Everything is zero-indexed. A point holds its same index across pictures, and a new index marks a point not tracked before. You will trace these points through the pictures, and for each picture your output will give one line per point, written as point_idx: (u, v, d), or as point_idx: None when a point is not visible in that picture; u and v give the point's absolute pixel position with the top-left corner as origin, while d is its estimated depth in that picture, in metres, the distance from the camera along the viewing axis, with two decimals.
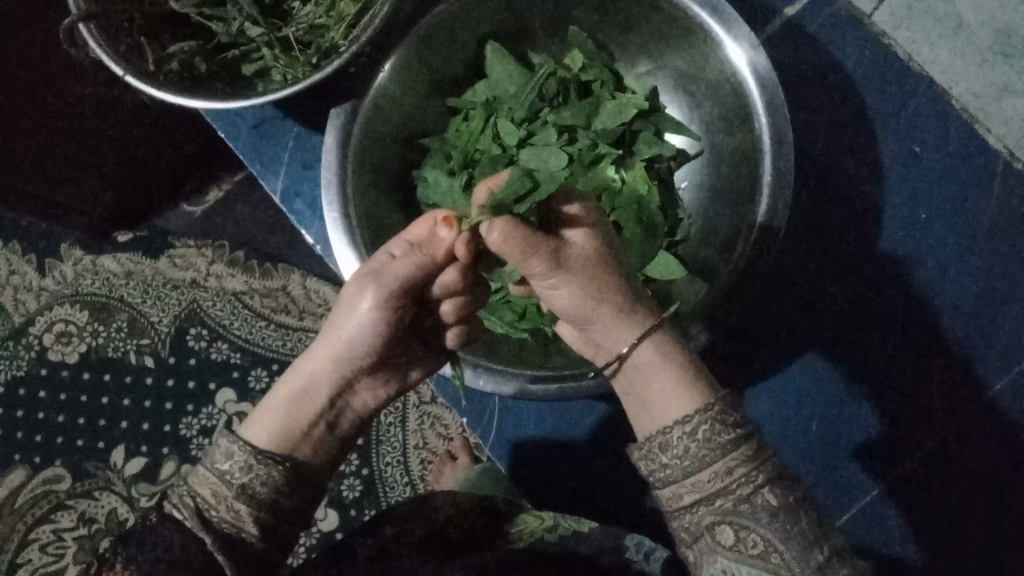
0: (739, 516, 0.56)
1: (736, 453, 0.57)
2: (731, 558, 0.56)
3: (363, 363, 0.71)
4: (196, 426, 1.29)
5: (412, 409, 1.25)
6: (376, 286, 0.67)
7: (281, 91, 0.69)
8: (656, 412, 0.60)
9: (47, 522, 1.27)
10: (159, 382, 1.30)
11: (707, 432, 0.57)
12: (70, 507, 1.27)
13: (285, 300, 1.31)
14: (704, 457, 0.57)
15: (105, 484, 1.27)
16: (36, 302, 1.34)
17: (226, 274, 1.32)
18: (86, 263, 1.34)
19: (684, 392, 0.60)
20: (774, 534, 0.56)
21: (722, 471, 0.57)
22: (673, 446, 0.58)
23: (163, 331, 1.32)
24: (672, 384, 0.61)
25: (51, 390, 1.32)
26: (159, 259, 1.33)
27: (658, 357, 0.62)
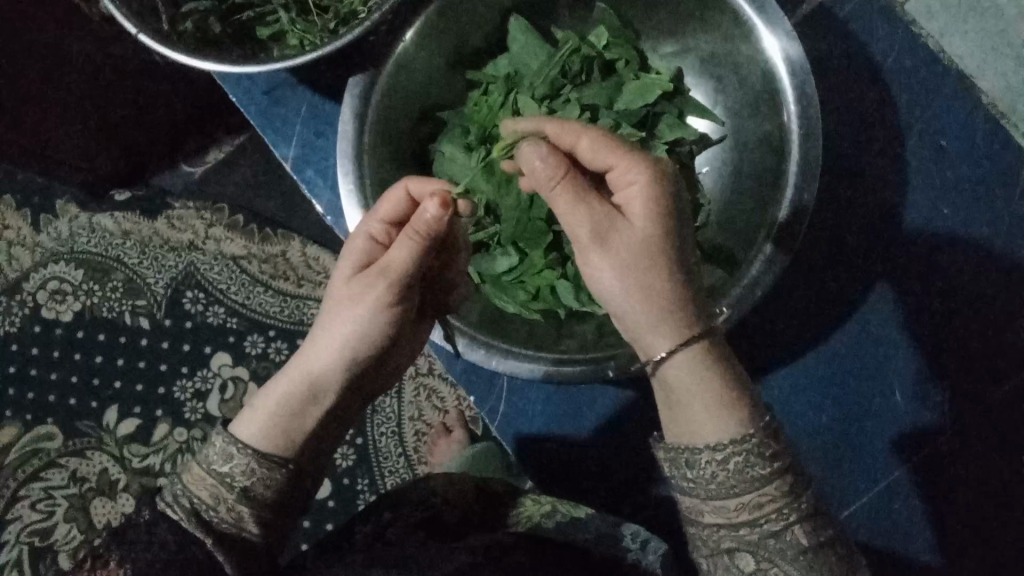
0: (762, 548, 0.57)
1: (771, 488, 0.57)
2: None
3: (363, 355, 0.71)
4: (190, 389, 1.28)
5: (408, 380, 1.24)
6: (381, 279, 0.67)
7: (298, 59, 0.67)
8: (690, 425, 0.59)
9: (37, 479, 1.26)
10: (153, 343, 1.29)
11: (741, 464, 0.57)
12: (61, 464, 1.26)
13: (284, 266, 1.29)
14: (734, 484, 0.57)
15: (97, 444, 1.27)
16: (31, 258, 1.32)
17: (224, 238, 1.30)
18: (82, 220, 1.32)
19: (723, 412, 0.58)
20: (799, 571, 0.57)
21: (750, 503, 0.57)
22: (699, 467, 0.58)
23: (160, 292, 1.31)
24: (709, 401, 0.58)
25: (45, 347, 1.30)
26: (156, 219, 1.31)
27: (698, 366, 0.59)
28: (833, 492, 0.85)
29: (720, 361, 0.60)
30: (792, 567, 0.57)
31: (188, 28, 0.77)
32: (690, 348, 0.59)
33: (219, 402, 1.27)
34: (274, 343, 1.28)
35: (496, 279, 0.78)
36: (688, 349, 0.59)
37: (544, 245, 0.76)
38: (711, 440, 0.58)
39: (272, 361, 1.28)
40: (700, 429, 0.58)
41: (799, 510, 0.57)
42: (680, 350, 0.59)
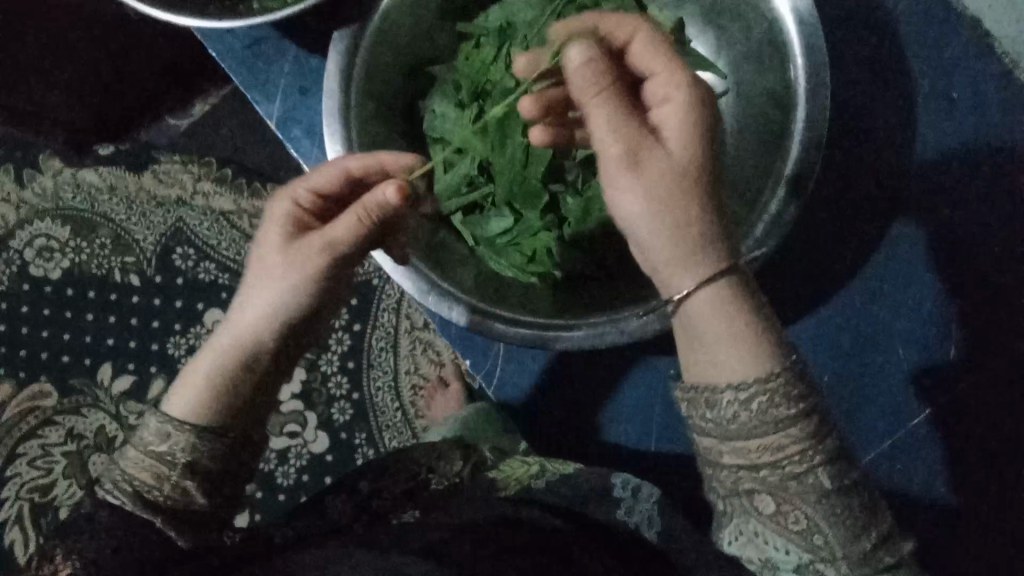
0: (780, 493, 0.56)
1: (794, 432, 0.55)
2: (775, 530, 0.57)
3: (302, 327, 0.66)
4: (184, 345, 1.27)
5: (404, 334, 1.23)
6: (323, 249, 0.64)
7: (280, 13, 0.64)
8: (712, 363, 0.55)
9: (34, 437, 1.26)
10: (145, 300, 1.28)
11: (765, 404, 0.54)
12: (58, 422, 1.26)
13: None
14: (757, 429, 0.54)
15: (93, 401, 1.26)
16: (15, 215, 1.29)
17: (213, 193, 1.28)
18: (67, 176, 1.29)
19: (748, 354, 0.55)
20: (818, 513, 0.56)
21: (772, 447, 0.55)
22: (718, 406, 0.55)
23: (149, 248, 1.28)
24: (734, 343, 0.55)
25: (34, 304, 1.28)
26: (143, 174, 1.29)
27: (724, 303, 0.55)
28: (853, 437, 0.84)
29: (749, 300, 0.55)
30: (813, 511, 0.56)
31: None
32: (716, 283, 0.55)
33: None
34: None
35: (493, 240, 0.77)
36: (712, 287, 0.54)
37: (541, 208, 0.76)
38: (735, 381, 0.55)
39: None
40: (724, 369, 0.55)
41: (822, 454, 0.55)
42: (710, 286, 0.54)
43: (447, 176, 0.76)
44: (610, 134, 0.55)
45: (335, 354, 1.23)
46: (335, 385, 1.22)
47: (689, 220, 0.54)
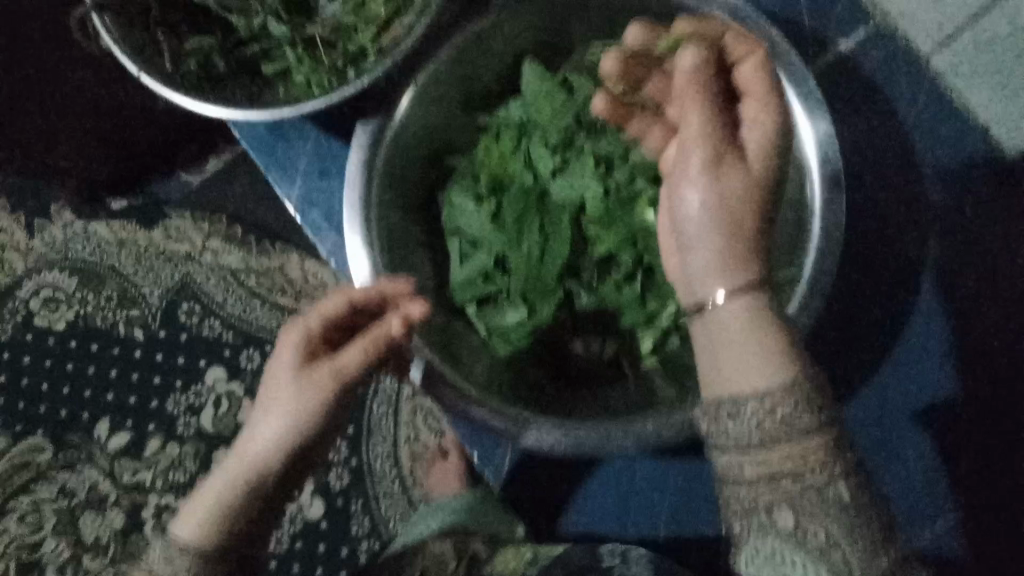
0: (799, 510, 0.48)
1: (816, 445, 0.48)
2: (796, 551, 0.49)
3: (306, 456, 0.63)
4: (184, 403, 1.24)
5: (405, 400, 1.20)
6: (327, 380, 0.60)
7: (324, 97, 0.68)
8: (732, 379, 0.49)
9: (26, 492, 1.23)
10: (148, 355, 1.26)
11: (792, 413, 0.47)
12: (51, 477, 1.23)
13: (280, 280, 1.25)
14: (781, 429, 0.48)
15: (89, 458, 1.23)
16: (26, 262, 1.31)
17: (222, 250, 1.27)
18: (78, 228, 1.30)
19: (773, 372, 0.48)
20: (835, 523, 0.48)
21: (794, 453, 0.48)
22: (730, 419, 0.49)
23: (155, 302, 1.27)
24: (764, 359, 0.49)
25: (37, 355, 1.27)
26: (153, 229, 1.29)
27: (758, 319, 0.49)
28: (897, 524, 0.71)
29: (778, 321, 0.50)
30: (837, 525, 0.48)
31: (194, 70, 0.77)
32: (754, 289, 0.50)
33: (212, 417, 1.23)
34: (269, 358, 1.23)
35: (508, 336, 0.75)
36: (753, 298, 0.50)
37: (557, 305, 0.75)
38: (755, 390, 0.48)
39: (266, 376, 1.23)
40: (742, 381, 0.49)
41: (841, 462, 0.48)
42: (744, 289, 0.50)
43: (461, 271, 0.77)
44: (694, 130, 0.51)
45: None
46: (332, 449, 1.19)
47: (744, 225, 0.50)
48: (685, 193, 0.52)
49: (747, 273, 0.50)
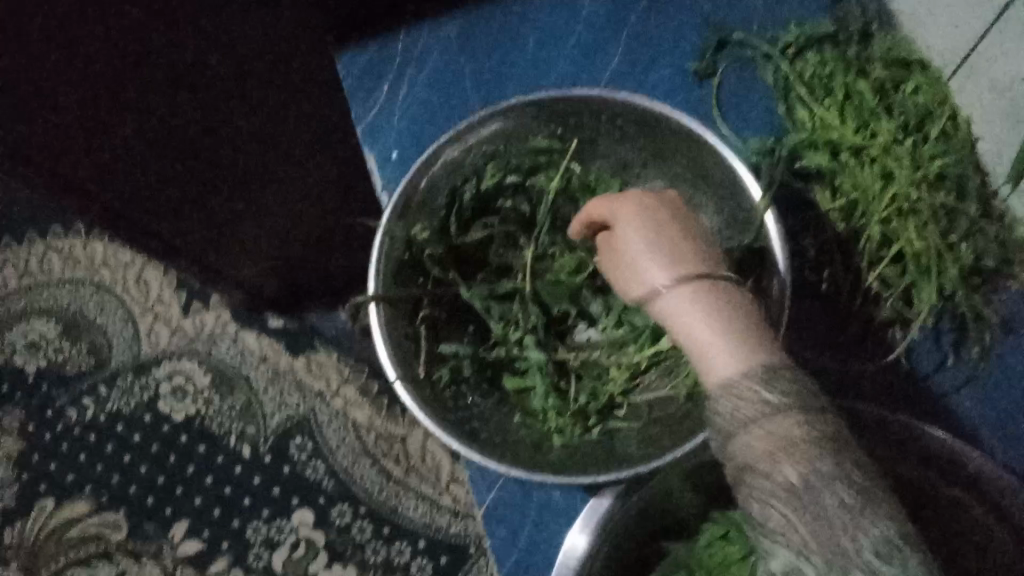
0: (769, 497, 0.40)
1: (811, 420, 0.42)
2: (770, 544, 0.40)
3: None
4: (263, 535, 1.12)
5: None
6: None
7: (569, 478, 0.50)
8: (716, 361, 0.44)
9: (85, 566, 1.13)
10: (246, 476, 1.13)
11: (752, 407, 0.42)
12: (114, 560, 1.13)
13: (399, 449, 1.13)
14: (759, 411, 0.42)
15: (156, 555, 1.12)
16: (169, 340, 1.19)
17: (354, 401, 1.15)
18: (230, 330, 1.19)
19: (754, 342, 0.44)
20: (793, 517, 0.40)
21: (784, 440, 0.40)
22: (721, 415, 0.43)
23: (272, 426, 1.15)
24: (708, 339, 0.44)
25: (145, 436, 1.16)
26: (297, 357, 1.17)
27: (718, 298, 0.45)
28: None
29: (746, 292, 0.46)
30: (783, 512, 0.40)
31: (423, 322, 0.57)
32: (705, 276, 0.46)
33: (286, 559, 1.11)
34: (361, 522, 1.11)
35: None
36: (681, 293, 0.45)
37: None
38: (736, 374, 0.43)
39: (351, 539, 1.11)
40: (719, 368, 0.44)
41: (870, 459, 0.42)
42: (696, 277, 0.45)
43: None
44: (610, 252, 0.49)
45: None
46: None
47: (693, 253, 0.47)
48: (644, 268, 0.47)
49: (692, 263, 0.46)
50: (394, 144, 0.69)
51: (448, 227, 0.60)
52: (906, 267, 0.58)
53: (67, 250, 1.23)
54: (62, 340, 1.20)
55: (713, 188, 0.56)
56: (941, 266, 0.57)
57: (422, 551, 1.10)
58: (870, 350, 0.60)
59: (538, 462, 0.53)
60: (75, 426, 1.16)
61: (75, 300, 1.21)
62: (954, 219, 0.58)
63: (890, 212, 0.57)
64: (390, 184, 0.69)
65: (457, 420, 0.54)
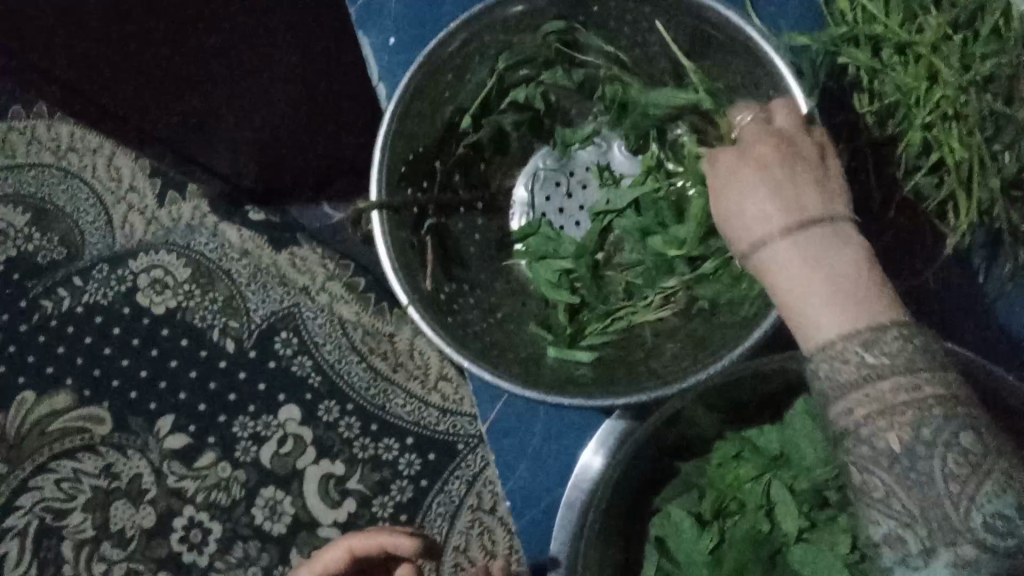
0: (870, 462, 0.39)
1: (915, 386, 0.38)
2: (870, 506, 0.39)
3: None
4: (250, 430, 1.09)
5: (466, 509, 1.05)
6: None
7: (600, 400, 0.47)
8: (812, 321, 0.42)
9: (68, 458, 1.09)
10: (231, 371, 1.10)
11: (893, 355, 0.39)
12: (99, 453, 1.09)
13: (387, 346, 1.10)
14: (855, 374, 0.40)
15: (142, 447, 1.09)
16: (145, 231, 1.14)
17: (340, 297, 1.11)
18: (209, 222, 1.14)
19: (856, 303, 0.41)
20: (901, 486, 0.38)
21: (876, 403, 0.39)
22: (824, 378, 0.41)
23: (255, 321, 1.12)
24: (839, 289, 0.41)
25: (126, 329, 1.12)
26: (280, 253, 1.12)
27: (840, 243, 0.42)
28: None
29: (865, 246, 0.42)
30: (888, 476, 0.39)
31: (429, 231, 0.54)
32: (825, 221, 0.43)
33: (273, 454, 1.08)
34: (349, 419, 1.08)
35: None
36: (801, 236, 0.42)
37: None
38: (833, 340, 0.40)
39: (340, 435, 1.08)
40: (819, 328, 0.41)
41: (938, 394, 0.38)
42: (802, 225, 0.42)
43: None
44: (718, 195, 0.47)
45: (391, 499, 1.06)
46: (380, 504, 1.06)
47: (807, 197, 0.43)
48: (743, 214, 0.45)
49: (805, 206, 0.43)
50: (393, 29, 0.63)
51: (456, 126, 0.56)
52: (945, 177, 0.53)
53: (30, 132, 1.17)
54: (31, 228, 1.15)
55: (745, 90, 0.52)
56: (982, 175, 0.51)
57: (410, 448, 1.07)
58: (897, 266, 0.58)
59: (557, 380, 0.50)
60: (53, 319, 1.12)
61: (43, 187, 1.16)
62: (1000, 125, 0.51)
63: (933, 117, 0.52)
64: (386, 73, 0.63)
65: (470, 334, 0.51)
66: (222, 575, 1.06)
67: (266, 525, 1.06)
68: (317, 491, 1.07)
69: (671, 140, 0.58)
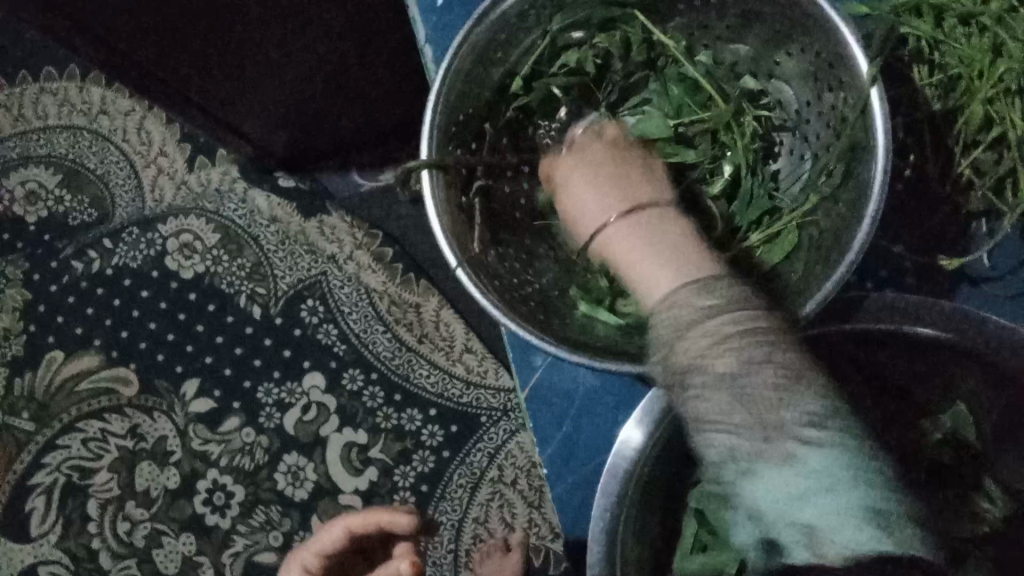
0: (707, 393, 0.44)
1: (738, 326, 0.44)
2: (709, 430, 0.44)
3: None
4: (274, 396, 1.09)
5: (487, 481, 1.06)
6: None
7: (650, 368, 0.47)
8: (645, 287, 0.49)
9: (95, 418, 1.10)
10: (257, 337, 1.11)
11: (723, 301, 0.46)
12: (125, 415, 1.10)
13: (413, 317, 1.09)
14: (700, 319, 0.45)
15: (167, 410, 1.10)
16: (174, 197, 1.15)
17: (367, 266, 1.11)
18: (238, 187, 1.14)
19: (686, 262, 0.49)
20: (730, 405, 0.43)
21: (712, 335, 0.44)
22: (665, 328, 0.47)
23: (282, 288, 1.12)
24: (666, 259, 0.49)
25: (154, 293, 1.13)
26: (309, 220, 1.13)
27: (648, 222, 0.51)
28: None
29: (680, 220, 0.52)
30: (720, 397, 0.43)
31: (477, 193, 0.54)
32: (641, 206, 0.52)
33: (297, 421, 1.09)
34: (372, 388, 1.08)
35: None
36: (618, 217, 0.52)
37: None
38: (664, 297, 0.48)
39: (363, 405, 1.08)
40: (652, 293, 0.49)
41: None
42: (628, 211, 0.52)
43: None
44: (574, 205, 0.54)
45: (413, 470, 1.06)
46: (402, 474, 1.06)
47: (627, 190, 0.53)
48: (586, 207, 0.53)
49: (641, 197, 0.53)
50: None
51: (506, 88, 0.56)
52: (1004, 152, 0.52)
53: (63, 94, 1.18)
54: (63, 191, 1.16)
55: (804, 56, 0.51)
56: None
57: (433, 419, 1.07)
58: (948, 241, 0.57)
59: (603, 346, 0.50)
60: (82, 280, 1.13)
61: (73, 149, 1.17)
62: None
63: (995, 91, 0.51)
64: (432, 32, 0.62)
65: (517, 298, 0.51)
66: (244, 538, 1.06)
67: (288, 491, 1.07)
68: (339, 459, 1.07)
69: (732, 109, 0.56)
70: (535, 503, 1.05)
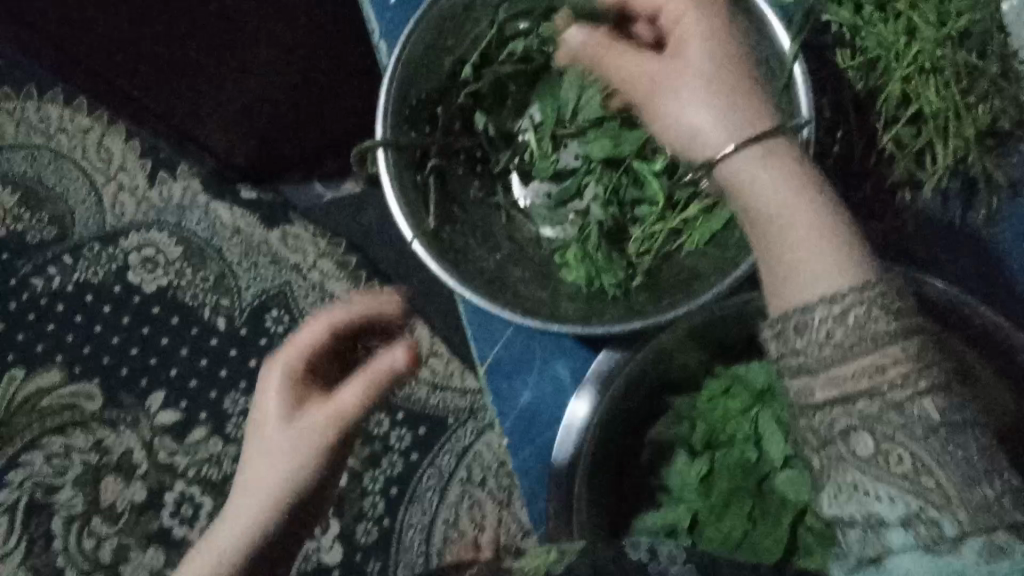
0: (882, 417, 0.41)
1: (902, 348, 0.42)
2: (870, 475, 0.41)
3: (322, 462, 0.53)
4: (241, 406, 1.10)
5: (456, 483, 1.07)
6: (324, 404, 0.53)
7: (592, 328, 0.51)
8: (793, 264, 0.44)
9: (59, 434, 1.10)
10: (222, 347, 1.12)
11: (869, 313, 0.42)
12: (90, 429, 1.10)
13: None
14: (874, 348, 0.42)
15: (133, 423, 1.10)
16: (135, 212, 1.16)
17: (332, 275, 1.12)
18: (200, 200, 1.15)
19: (835, 249, 0.44)
20: (915, 442, 0.41)
21: (871, 368, 0.41)
22: (833, 334, 0.42)
23: (246, 299, 1.13)
24: (816, 238, 0.44)
25: (116, 308, 1.13)
26: (272, 231, 1.14)
27: (786, 176, 0.46)
28: None
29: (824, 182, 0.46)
30: (913, 445, 0.41)
31: (432, 171, 0.57)
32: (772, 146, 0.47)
33: None
34: None
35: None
36: (755, 157, 0.46)
37: None
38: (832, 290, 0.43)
39: None
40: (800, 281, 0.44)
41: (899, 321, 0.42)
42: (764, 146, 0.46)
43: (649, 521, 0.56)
44: (629, 71, 0.52)
45: (382, 474, 1.08)
46: (372, 478, 1.08)
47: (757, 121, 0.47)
48: (690, 114, 0.49)
49: (759, 125, 0.47)
50: None
51: (458, 76, 0.59)
52: (924, 127, 0.57)
53: (20, 114, 1.19)
54: (21, 209, 1.17)
55: None
56: (958, 126, 0.56)
57: (401, 422, 1.09)
58: (878, 213, 0.61)
59: (553, 311, 0.53)
60: (44, 297, 1.14)
61: (32, 167, 1.18)
62: (974, 79, 0.56)
63: (913, 70, 0.56)
64: (386, 35, 0.65)
65: (472, 271, 0.54)
66: None
67: None
68: None
69: None
70: (503, 503, 1.06)
